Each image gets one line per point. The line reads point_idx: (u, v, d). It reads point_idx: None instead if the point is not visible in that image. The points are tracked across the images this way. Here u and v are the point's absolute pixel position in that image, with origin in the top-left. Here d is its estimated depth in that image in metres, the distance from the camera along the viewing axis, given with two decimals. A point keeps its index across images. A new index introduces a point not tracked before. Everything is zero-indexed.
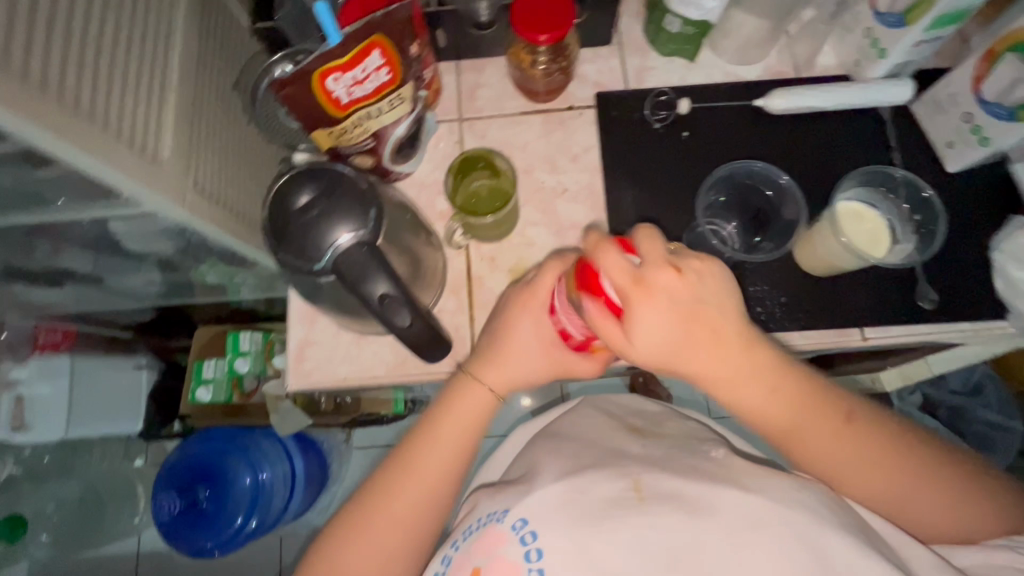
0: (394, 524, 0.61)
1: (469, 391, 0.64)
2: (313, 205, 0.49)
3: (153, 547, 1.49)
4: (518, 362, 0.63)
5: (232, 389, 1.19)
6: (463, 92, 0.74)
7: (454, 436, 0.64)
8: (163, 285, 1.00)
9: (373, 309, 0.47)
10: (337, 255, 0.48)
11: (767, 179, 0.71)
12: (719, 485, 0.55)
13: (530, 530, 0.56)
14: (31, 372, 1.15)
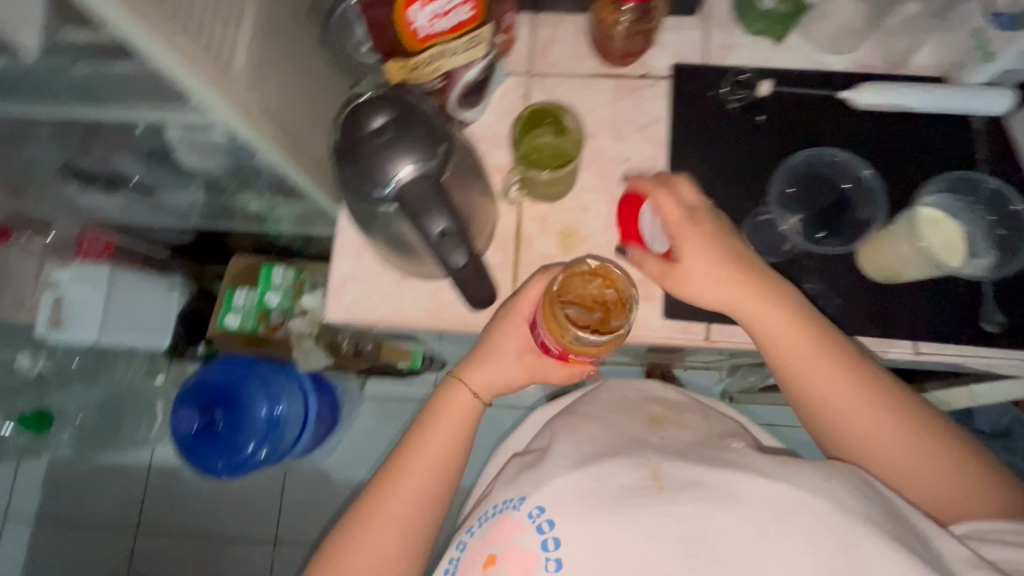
0: (395, 521, 0.62)
1: (454, 393, 0.66)
2: (384, 131, 0.51)
3: (164, 461, 1.55)
4: (500, 370, 0.64)
5: (260, 319, 1.23)
6: (536, 46, 0.72)
7: (444, 436, 0.65)
8: (209, 206, 1.02)
9: (430, 242, 0.50)
10: (401, 187, 0.50)
11: (845, 171, 0.69)
12: (743, 475, 0.55)
13: (547, 519, 0.56)
14: (73, 274, 1.20)
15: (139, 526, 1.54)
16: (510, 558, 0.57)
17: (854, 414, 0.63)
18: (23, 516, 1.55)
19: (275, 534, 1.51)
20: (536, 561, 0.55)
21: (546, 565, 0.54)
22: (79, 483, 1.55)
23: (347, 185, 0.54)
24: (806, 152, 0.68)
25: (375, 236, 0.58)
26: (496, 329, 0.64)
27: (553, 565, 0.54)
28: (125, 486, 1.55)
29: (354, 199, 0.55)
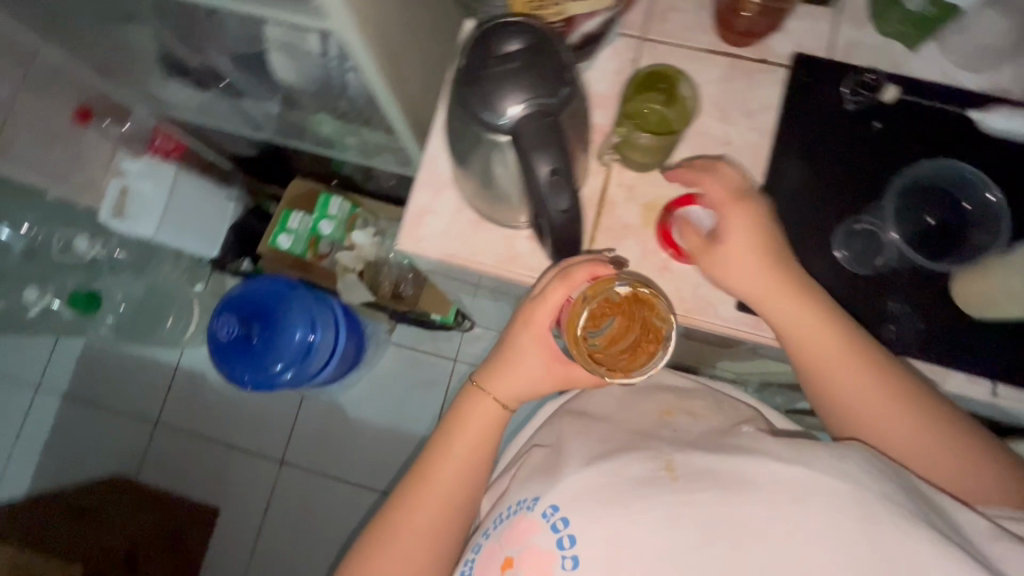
0: (417, 532, 0.62)
1: (478, 404, 0.66)
2: (515, 57, 0.48)
3: (192, 365, 1.61)
4: (526, 379, 0.64)
5: (310, 245, 1.24)
6: (655, 10, 0.67)
7: (467, 447, 0.65)
8: (279, 122, 1.00)
9: (533, 183, 0.48)
10: (516, 121, 0.47)
11: (969, 190, 0.63)
12: (754, 459, 0.51)
13: (561, 518, 0.53)
14: (140, 167, 1.22)
15: (158, 421, 1.60)
16: (527, 560, 0.53)
17: (841, 382, 0.58)
18: (53, 390, 1.62)
19: (283, 455, 1.56)
20: (553, 562, 0.51)
21: (562, 563, 0.51)
22: (111, 369, 1.62)
23: (459, 106, 0.51)
24: (933, 162, 0.63)
25: (466, 168, 0.56)
26: (516, 343, 0.63)
27: (571, 563, 0.50)
28: (152, 380, 1.61)
29: (461, 124, 0.52)
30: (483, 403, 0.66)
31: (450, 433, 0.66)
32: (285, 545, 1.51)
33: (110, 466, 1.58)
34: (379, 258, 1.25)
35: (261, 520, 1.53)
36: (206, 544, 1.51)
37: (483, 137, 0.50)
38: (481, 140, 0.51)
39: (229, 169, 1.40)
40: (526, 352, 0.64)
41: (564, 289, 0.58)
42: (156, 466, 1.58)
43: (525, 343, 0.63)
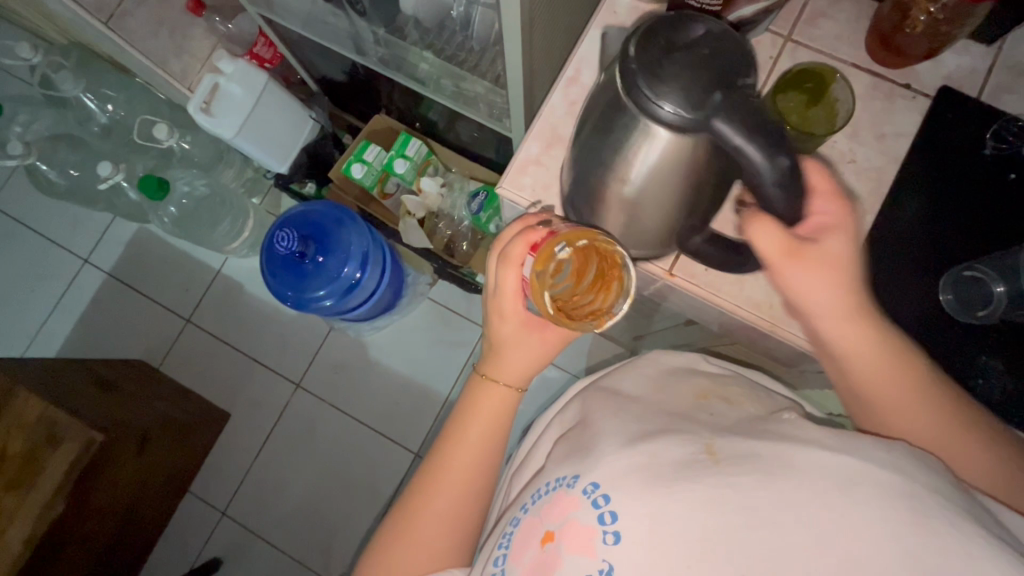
0: (435, 519, 0.62)
1: (486, 392, 0.66)
2: (704, 50, 0.46)
3: (233, 273, 1.65)
4: (524, 357, 0.65)
5: (378, 182, 1.25)
6: (805, 13, 0.65)
7: (480, 430, 0.65)
8: (382, 53, 1.00)
9: (760, 176, 0.45)
10: (726, 110, 0.44)
11: None
12: (794, 445, 0.47)
13: (602, 494, 0.50)
14: (236, 70, 1.21)
15: (189, 320, 1.64)
16: (568, 534, 0.50)
17: (902, 419, 0.51)
18: (98, 267, 1.66)
19: (299, 379, 1.59)
20: (594, 537, 0.48)
21: (603, 539, 0.48)
22: (156, 259, 1.66)
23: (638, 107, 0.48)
24: None
25: (637, 172, 0.52)
26: (503, 328, 0.64)
27: (611, 538, 0.47)
28: (192, 279, 1.65)
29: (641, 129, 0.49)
30: (494, 391, 0.66)
31: (461, 422, 0.66)
32: (283, 465, 1.55)
33: (133, 352, 1.62)
34: (441, 209, 1.25)
35: (266, 436, 1.56)
36: (210, 447, 1.55)
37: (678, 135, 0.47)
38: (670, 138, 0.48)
39: (315, 91, 1.42)
40: (507, 332, 0.64)
41: (514, 268, 0.59)
42: (178, 361, 1.62)
43: (505, 322, 0.64)
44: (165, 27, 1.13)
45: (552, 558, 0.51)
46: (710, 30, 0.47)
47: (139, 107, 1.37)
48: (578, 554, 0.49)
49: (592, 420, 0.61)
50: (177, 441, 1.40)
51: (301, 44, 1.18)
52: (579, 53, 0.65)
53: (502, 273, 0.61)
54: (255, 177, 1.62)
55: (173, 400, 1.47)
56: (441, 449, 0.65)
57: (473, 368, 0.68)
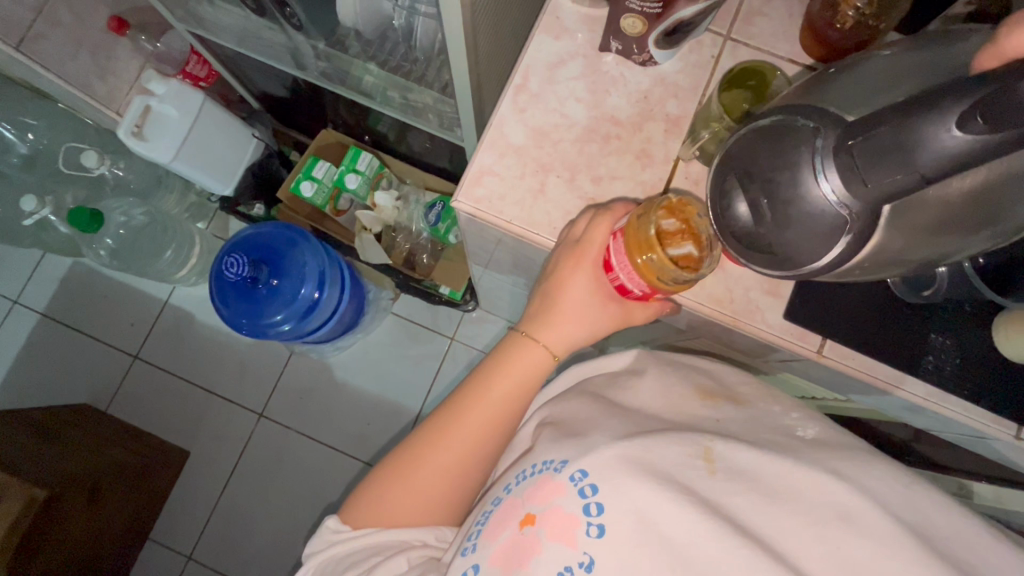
0: (435, 470, 0.60)
1: (525, 350, 0.60)
2: (759, 208, 0.46)
3: (182, 303, 1.56)
4: (579, 323, 0.59)
5: (330, 200, 1.21)
6: (742, 12, 0.65)
7: (506, 390, 0.61)
8: (325, 66, 0.97)
9: (989, 148, 0.34)
10: (858, 192, 0.40)
11: None
12: (801, 467, 0.49)
13: (590, 484, 0.49)
14: (168, 91, 1.15)
15: (137, 357, 1.54)
16: (550, 520, 0.49)
17: None
18: (31, 308, 1.55)
19: (262, 409, 1.52)
20: (577, 528, 0.47)
21: (587, 530, 0.47)
22: (96, 294, 1.56)
23: (827, 260, 0.45)
24: None
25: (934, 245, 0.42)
26: (560, 279, 0.58)
27: (595, 531, 0.46)
28: (138, 313, 1.56)
29: (863, 252, 0.44)
30: (534, 351, 0.60)
31: (489, 381, 0.61)
32: (250, 499, 1.47)
33: (77, 397, 1.51)
34: (399, 222, 1.23)
35: (231, 471, 1.49)
36: (170, 488, 1.46)
37: (878, 229, 0.42)
38: (878, 236, 0.42)
39: (255, 108, 1.36)
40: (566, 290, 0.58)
41: (608, 226, 0.56)
42: (128, 401, 1.52)
43: (570, 272, 0.57)
44: (87, 49, 1.05)
45: (530, 543, 0.49)
46: (743, 173, 0.47)
47: (63, 135, 1.28)
48: (559, 543, 0.47)
49: (585, 414, 0.60)
50: (133, 486, 1.31)
51: (237, 60, 1.13)
52: (525, 61, 0.64)
53: (592, 225, 0.56)
54: (198, 201, 1.54)
55: (125, 444, 1.37)
56: (457, 403, 0.61)
57: (516, 323, 0.63)
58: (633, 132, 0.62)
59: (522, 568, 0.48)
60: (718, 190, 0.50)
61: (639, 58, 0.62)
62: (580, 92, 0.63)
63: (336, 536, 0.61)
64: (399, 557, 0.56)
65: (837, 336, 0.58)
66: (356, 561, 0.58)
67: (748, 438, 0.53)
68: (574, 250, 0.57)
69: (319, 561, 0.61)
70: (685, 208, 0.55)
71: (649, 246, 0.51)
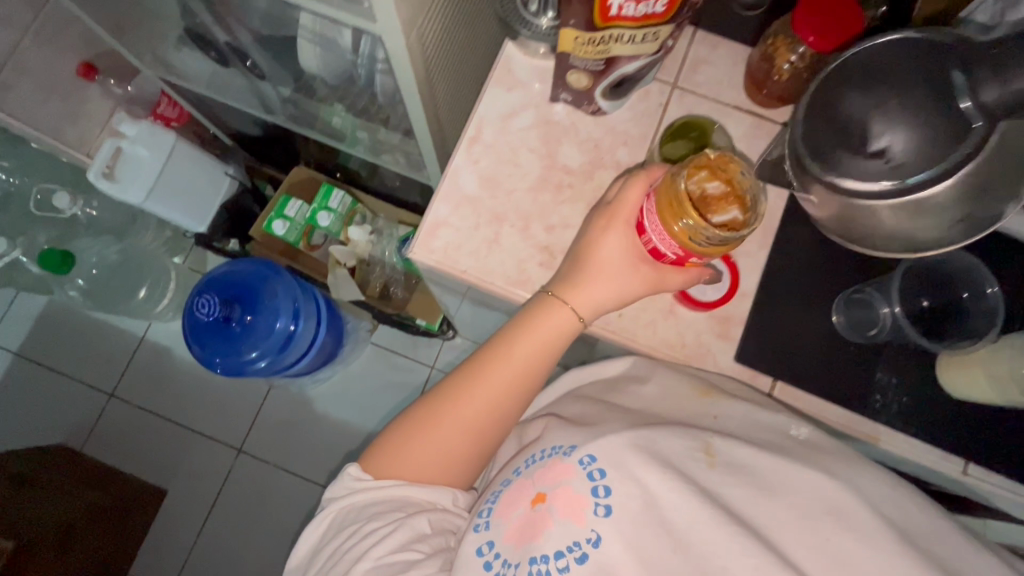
0: (459, 426, 0.57)
1: (551, 308, 0.57)
2: (880, 117, 0.43)
3: (159, 339, 1.55)
4: (608, 283, 0.56)
5: (303, 236, 1.21)
6: (688, 61, 0.67)
7: (533, 350, 0.57)
8: (292, 110, 0.99)
9: None
10: (997, 96, 0.40)
11: (969, 280, 0.60)
12: (799, 466, 0.49)
13: (599, 468, 0.50)
14: (139, 132, 1.15)
15: (112, 395, 1.52)
16: (560, 498, 0.50)
17: None
18: (5, 348, 1.53)
19: (241, 444, 1.50)
20: (584, 507, 0.48)
21: (594, 509, 0.48)
22: (71, 332, 1.55)
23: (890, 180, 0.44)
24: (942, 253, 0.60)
25: (958, 203, 0.44)
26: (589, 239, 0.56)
27: (603, 511, 0.48)
28: (115, 350, 1.55)
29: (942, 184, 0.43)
30: (561, 311, 0.57)
31: (513, 337, 0.58)
32: (230, 537, 1.45)
33: (51, 438, 1.49)
34: (372, 256, 1.22)
35: (209, 508, 1.47)
36: (147, 527, 1.43)
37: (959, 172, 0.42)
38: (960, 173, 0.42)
39: (229, 146, 1.36)
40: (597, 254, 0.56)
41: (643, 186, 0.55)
42: (103, 440, 1.50)
43: (600, 235, 0.56)
44: (55, 94, 1.06)
45: (540, 518, 0.50)
46: (865, 79, 0.44)
47: (39, 176, 1.28)
48: (568, 519, 0.48)
49: (588, 407, 0.60)
50: (104, 528, 1.29)
51: (208, 103, 1.14)
52: (479, 113, 0.65)
53: (627, 186, 0.55)
54: (175, 236, 1.54)
55: (100, 484, 1.35)
56: (480, 360, 0.59)
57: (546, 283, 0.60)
58: (585, 180, 0.64)
59: (535, 540, 0.49)
60: (822, 105, 0.47)
61: (588, 108, 0.64)
62: (532, 142, 0.65)
63: (357, 484, 0.59)
64: (422, 517, 0.56)
65: (780, 380, 0.59)
66: (376, 511, 0.56)
67: (748, 436, 0.52)
68: (608, 208, 0.56)
69: (337, 508, 0.59)
70: (725, 167, 0.49)
71: (682, 206, 0.47)
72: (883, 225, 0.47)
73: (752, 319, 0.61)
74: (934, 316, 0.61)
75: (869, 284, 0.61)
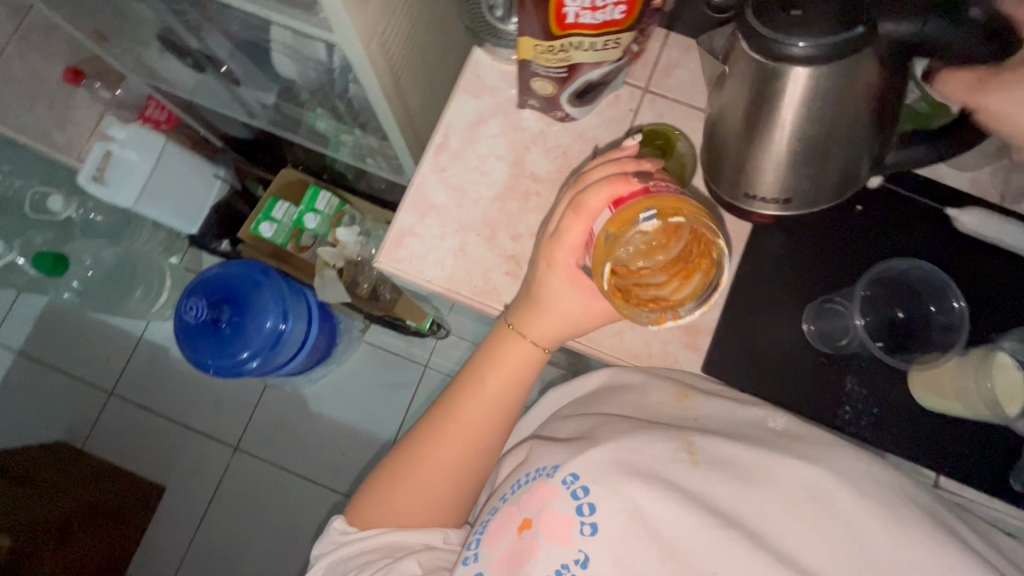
0: (434, 468, 0.59)
1: (511, 344, 0.59)
2: None
3: (156, 338, 1.57)
4: (565, 317, 0.57)
5: (291, 237, 1.21)
6: (660, 65, 0.66)
7: (500, 382, 0.60)
8: (273, 114, 0.98)
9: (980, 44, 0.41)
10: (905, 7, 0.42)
11: (937, 294, 0.59)
12: (780, 455, 0.48)
13: (581, 486, 0.48)
14: (128, 135, 1.16)
15: (112, 393, 1.55)
16: (545, 523, 0.48)
17: None
18: (8, 347, 1.56)
19: (237, 442, 1.53)
20: (571, 527, 0.47)
21: (581, 529, 0.46)
22: (71, 332, 1.57)
23: (817, 41, 0.42)
24: (913, 263, 0.59)
25: (796, 109, 0.47)
26: (540, 281, 0.56)
27: (590, 529, 0.46)
28: (113, 349, 1.57)
29: (816, 71, 0.44)
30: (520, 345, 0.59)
31: (478, 375, 0.60)
32: (228, 533, 1.47)
33: (52, 435, 1.52)
34: (361, 258, 1.20)
35: (206, 504, 1.49)
36: (146, 524, 1.46)
37: (830, 68, 0.44)
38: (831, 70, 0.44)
39: (219, 148, 1.37)
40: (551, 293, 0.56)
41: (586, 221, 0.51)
42: (103, 438, 1.52)
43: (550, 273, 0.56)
44: (42, 100, 1.07)
45: (528, 546, 0.48)
46: None
47: (34, 179, 1.30)
48: (554, 543, 0.47)
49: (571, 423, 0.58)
50: (103, 525, 1.31)
51: (193, 107, 1.14)
52: (446, 121, 0.65)
53: (568, 223, 0.52)
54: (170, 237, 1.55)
55: (99, 482, 1.38)
56: (448, 403, 0.60)
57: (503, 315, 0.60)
58: (553, 188, 0.63)
59: (523, 569, 0.47)
60: None
61: (556, 115, 0.63)
62: (500, 150, 0.64)
63: (343, 538, 0.59)
64: (410, 560, 0.55)
65: (746, 390, 0.59)
66: (364, 562, 0.57)
67: (731, 431, 0.51)
68: (551, 243, 0.54)
69: (326, 565, 0.59)
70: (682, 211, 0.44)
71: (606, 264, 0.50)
72: (789, 107, 0.47)
73: (720, 330, 0.60)
74: (897, 331, 0.61)
75: (839, 296, 0.61)
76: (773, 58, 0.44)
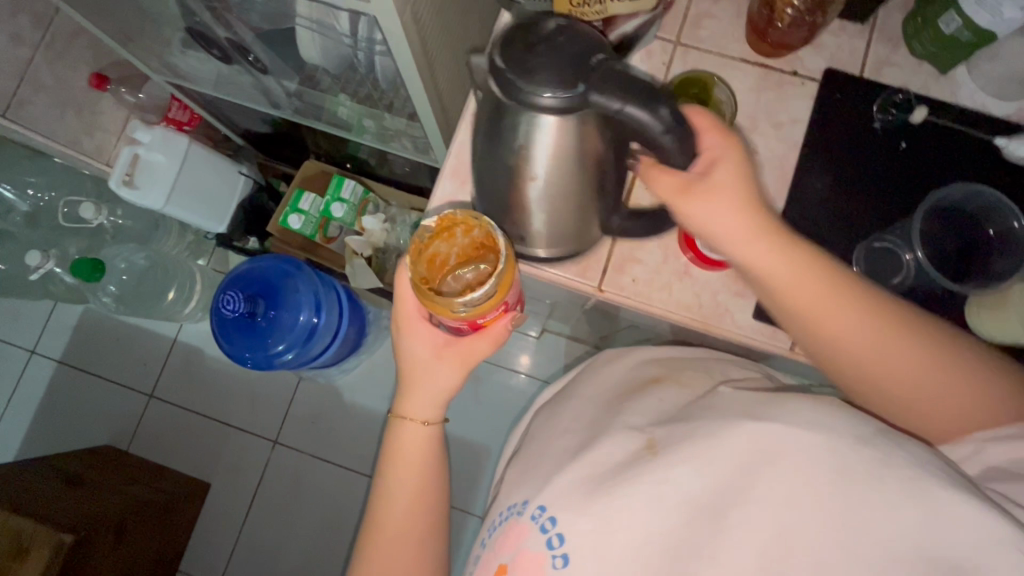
0: (397, 536, 0.61)
1: (403, 429, 0.63)
2: (554, 37, 0.46)
3: (190, 340, 1.60)
4: (434, 376, 0.62)
5: (319, 228, 1.23)
6: None
7: (411, 464, 0.63)
8: (297, 103, 0.99)
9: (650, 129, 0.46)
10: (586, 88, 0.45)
11: (991, 219, 0.66)
12: (724, 429, 0.49)
13: (550, 517, 0.51)
14: (153, 138, 1.17)
15: (152, 396, 1.58)
16: (520, 565, 0.51)
17: None
18: (48, 356, 1.60)
19: (276, 436, 1.55)
20: (544, 563, 0.50)
21: (553, 562, 0.49)
22: (107, 338, 1.61)
23: (553, 94, 0.46)
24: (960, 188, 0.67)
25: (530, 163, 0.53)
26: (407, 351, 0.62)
27: (560, 562, 0.49)
28: (149, 353, 1.60)
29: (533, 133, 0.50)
30: (411, 427, 0.63)
31: (390, 463, 0.63)
32: (273, 526, 1.51)
33: (98, 439, 1.56)
34: (387, 244, 1.20)
35: (251, 499, 1.52)
36: (193, 521, 1.49)
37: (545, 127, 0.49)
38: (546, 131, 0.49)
39: (240, 145, 1.38)
40: (413, 354, 0.62)
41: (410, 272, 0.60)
42: (146, 440, 1.56)
43: (409, 340, 0.62)
44: (70, 108, 1.09)
45: None
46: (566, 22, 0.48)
47: (64, 189, 1.33)
48: None
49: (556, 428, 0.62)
50: (155, 522, 1.34)
51: (215, 104, 1.16)
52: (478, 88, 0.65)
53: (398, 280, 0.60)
54: (196, 239, 1.58)
55: (147, 481, 1.41)
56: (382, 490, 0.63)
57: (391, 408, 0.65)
58: None
59: None
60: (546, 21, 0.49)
61: None
62: None
63: None
64: None
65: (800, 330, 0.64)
66: None
67: (671, 419, 0.54)
68: (399, 323, 0.63)
69: None
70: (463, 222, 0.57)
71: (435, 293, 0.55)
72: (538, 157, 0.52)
73: None
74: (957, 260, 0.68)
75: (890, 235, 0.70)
76: (519, 103, 0.47)
